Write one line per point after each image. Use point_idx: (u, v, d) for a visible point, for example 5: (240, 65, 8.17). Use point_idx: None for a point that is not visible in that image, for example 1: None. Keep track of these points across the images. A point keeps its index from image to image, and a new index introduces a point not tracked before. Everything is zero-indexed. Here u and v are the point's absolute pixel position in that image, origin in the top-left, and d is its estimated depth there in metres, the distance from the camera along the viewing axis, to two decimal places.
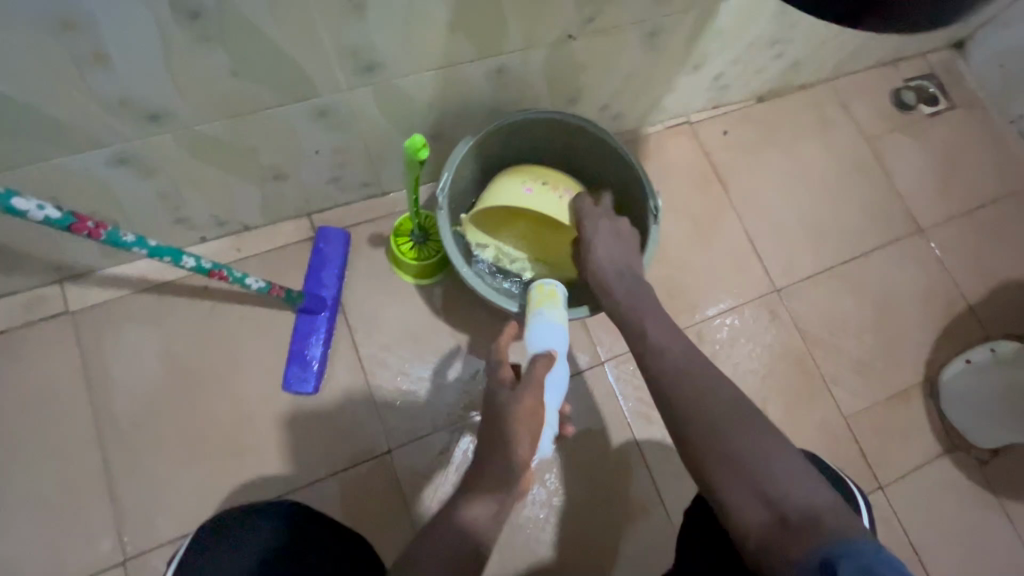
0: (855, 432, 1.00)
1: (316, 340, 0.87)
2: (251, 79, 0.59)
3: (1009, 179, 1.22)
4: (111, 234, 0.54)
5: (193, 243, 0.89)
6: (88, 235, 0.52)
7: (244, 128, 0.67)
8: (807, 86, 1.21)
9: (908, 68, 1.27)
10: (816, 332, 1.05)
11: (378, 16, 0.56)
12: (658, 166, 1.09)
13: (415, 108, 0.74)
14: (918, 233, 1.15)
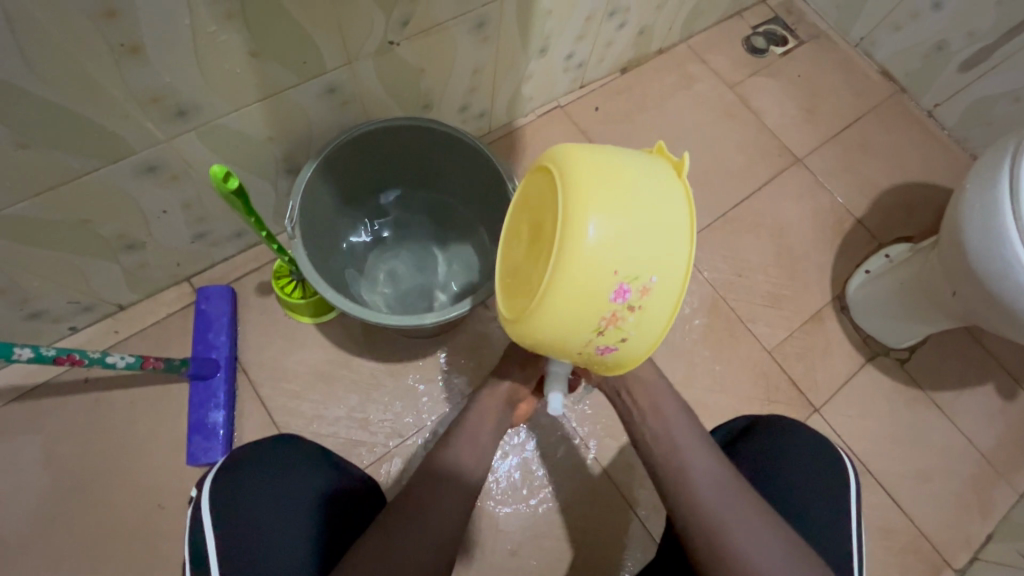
0: (781, 362, 1.02)
1: (216, 405, 0.82)
2: (47, 148, 0.56)
3: (866, 96, 1.30)
4: None
5: (63, 335, 0.83)
6: None
7: (65, 202, 0.63)
8: (664, 51, 1.26)
9: (753, 15, 1.34)
10: (724, 277, 1.07)
11: (163, 56, 0.54)
12: (539, 153, 1.10)
13: (255, 145, 0.72)
14: (796, 163, 1.20)
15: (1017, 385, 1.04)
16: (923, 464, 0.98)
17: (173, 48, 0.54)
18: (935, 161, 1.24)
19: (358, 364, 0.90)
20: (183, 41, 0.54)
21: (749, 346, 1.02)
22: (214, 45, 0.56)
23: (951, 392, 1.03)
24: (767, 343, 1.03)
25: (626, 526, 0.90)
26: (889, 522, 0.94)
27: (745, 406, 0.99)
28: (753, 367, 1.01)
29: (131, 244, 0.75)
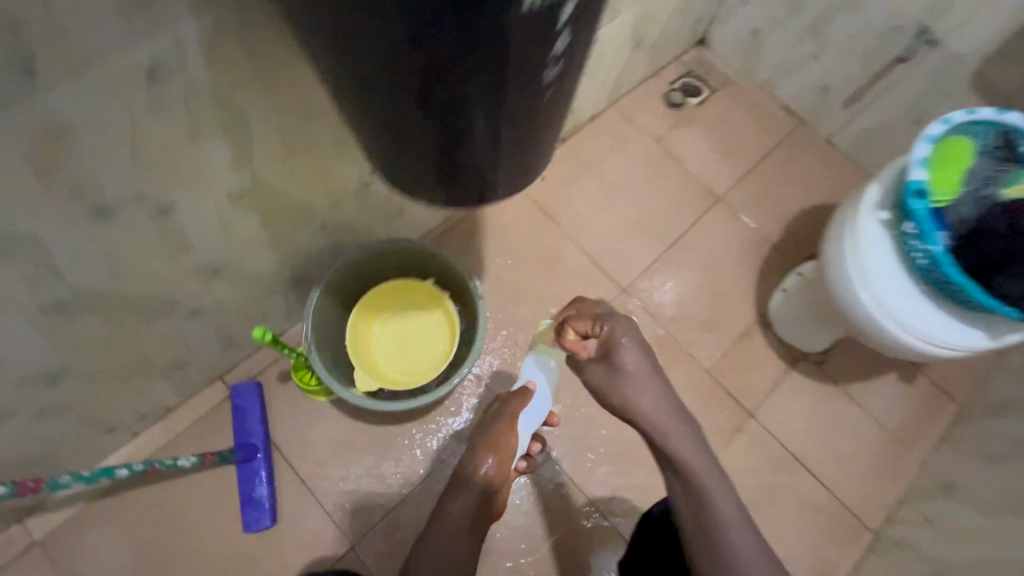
0: (718, 377, 1.23)
1: (260, 481, 1.01)
2: (121, 319, 0.75)
3: (773, 132, 1.51)
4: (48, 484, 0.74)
5: (127, 440, 1.01)
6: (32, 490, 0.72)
7: (131, 350, 0.82)
8: (596, 116, 1.46)
9: (670, 72, 1.55)
10: (665, 311, 1.28)
11: (201, 244, 0.73)
12: (498, 225, 1.31)
13: (268, 277, 0.91)
14: (718, 201, 1.42)
15: (917, 370, 1.26)
16: (842, 447, 1.19)
17: (208, 237, 0.73)
18: (836, 182, 1.46)
19: (370, 429, 1.09)
20: (215, 231, 0.73)
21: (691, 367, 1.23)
22: (237, 227, 0.75)
23: (861, 382, 1.24)
24: (706, 362, 1.24)
25: (604, 532, 1.10)
26: (819, 499, 1.15)
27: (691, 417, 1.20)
28: (696, 384, 1.22)
29: (178, 364, 0.93)
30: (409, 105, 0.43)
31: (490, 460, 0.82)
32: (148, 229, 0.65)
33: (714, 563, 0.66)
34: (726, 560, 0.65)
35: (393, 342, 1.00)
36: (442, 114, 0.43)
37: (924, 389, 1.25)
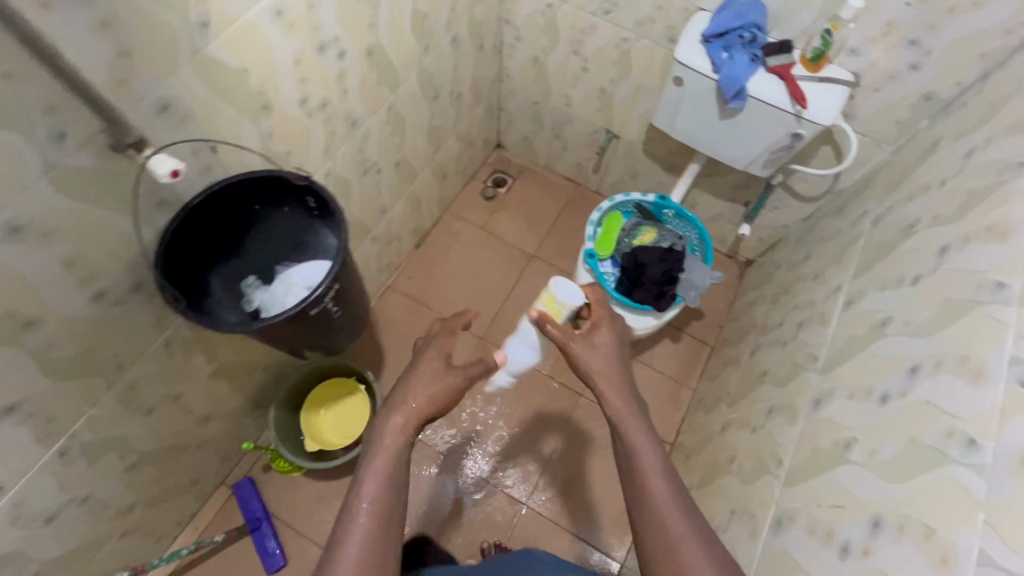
0: (557, 376, 1.82)
1: (269, 538, 1.51)
2: (161, 462, 1.26)
3: (562, 196, 2.18)
4: (147, 567, 1.28)
5: (172, 542, 1.49)
6: (140, 572, 1.26)
7: (168, 479, 1.32)
8: (437, 221, 2.08)
9: (482, 174, 2.20)
10: (511, 343, 1.87)
11: (198, 406, 1.26)
12: (387, 319, 1.89)
13: (240, 408, 1.44)
14: (533, 256, 2.05)
15: (680, 331, 1.93)
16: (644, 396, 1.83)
17: (201, 401, 1.26)
18: None
19: (334, 484, 1.61)
20: (204, 397, 1.26)
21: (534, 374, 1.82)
22: (215, 389, 1.28)
23: (648, 352, 1.89)
24: (546, 369, 1.83)
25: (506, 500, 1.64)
26: None
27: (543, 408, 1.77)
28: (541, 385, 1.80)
29: (195, 480, 1.44)
30: (286, 340, 0.98)
31: (416, 389, 0.91)
32: (170, 411, 1.17)
33: (625, 452, 0.84)
34: (632, 455, 0.83)
35: (335, 419, 1.52)
36: (299, 332, 0.97)
37: (688, 344, 1.91)
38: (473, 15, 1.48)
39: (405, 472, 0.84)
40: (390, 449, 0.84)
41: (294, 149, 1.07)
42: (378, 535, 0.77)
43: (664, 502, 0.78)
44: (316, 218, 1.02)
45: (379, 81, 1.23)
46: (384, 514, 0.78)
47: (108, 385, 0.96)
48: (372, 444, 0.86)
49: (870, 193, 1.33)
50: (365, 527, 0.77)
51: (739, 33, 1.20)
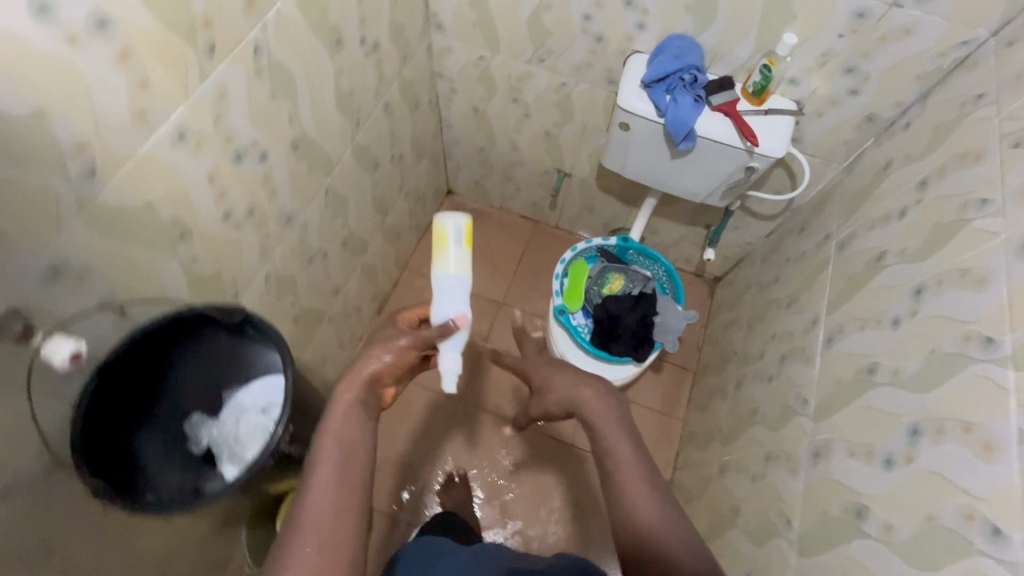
0: (544, 430, 1.74)
1: None
2: None
3: (522, 236, 2.11)
4: None
5: None
6: None
7: None
8: (397, 281, 1.97)
9: (437, 224, 2.11)
10: (491, 401, 1.77)
11: (155, 552, 1.12)
12: None
13: (206, 536, 1.30)
14: (502, 304, 1.98)
15: (661, 361, 1.88)
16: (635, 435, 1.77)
17: (158, 546, 1.12)
18: None
19: None
20: (161, 541, 1.12)
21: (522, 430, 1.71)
22: (173, 529, 1.15)
23: (632, 388, 1.84)
24: (532, 423, 1.76)
25: None
26: None
27: (506, 444, 1.72)
28: (527, 440, 1.72)
29: None
30: (244, 491, 0.88)
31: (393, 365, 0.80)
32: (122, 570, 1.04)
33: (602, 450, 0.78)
34: (608, 450, 0.77)
35: None
36: (256, 482, 0.87)
37: (670, 372, 1.88)
38: (402, 78, 1.40)
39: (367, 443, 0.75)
40: (352, 414, 0.75)
41: (223, 266, 0.97)
42: (339, 511, 0.68)
43: (643, 493, 0.72)
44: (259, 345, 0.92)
45: (310, 170, 1.13)
46: (343, 484, 0.69)
47: None
48: (335, 406, 0.76)
49: (829, 214, 1.32)
50: (320, 505, 0.67)
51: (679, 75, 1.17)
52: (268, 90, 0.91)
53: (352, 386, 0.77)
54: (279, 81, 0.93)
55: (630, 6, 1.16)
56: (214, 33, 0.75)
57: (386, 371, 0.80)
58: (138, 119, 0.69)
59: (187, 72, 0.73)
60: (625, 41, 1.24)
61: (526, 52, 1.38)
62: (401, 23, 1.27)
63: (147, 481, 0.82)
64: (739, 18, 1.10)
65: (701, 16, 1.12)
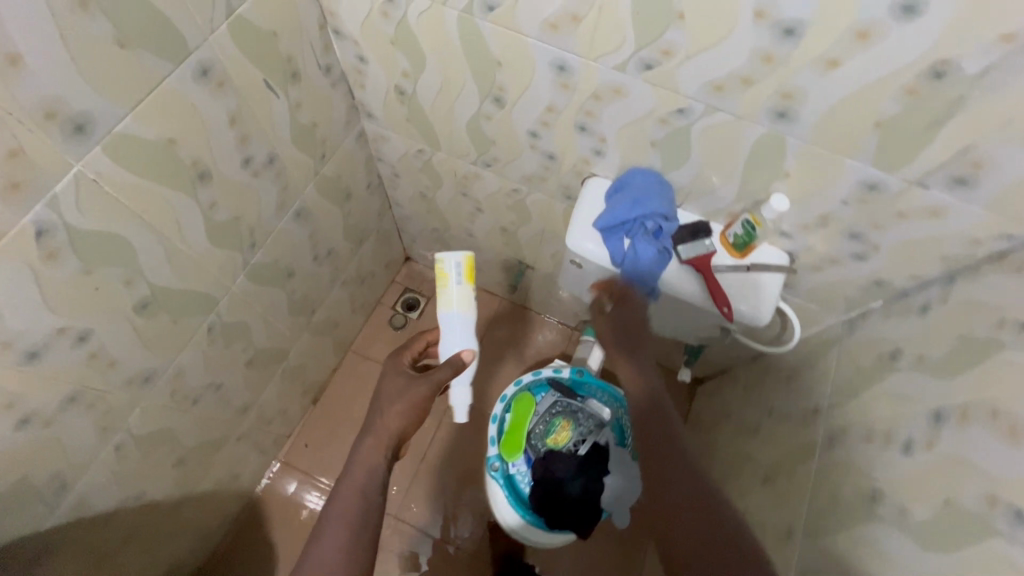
0: (483, 559, 1.51)
1: None
2: None
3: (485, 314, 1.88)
4: None
5: None
6: None
7: None
8: (339, 365, 1.76)
9: (390, 296, 1.88)
10: (425, 518, 1.55)
11: None
12: (278, 505, 1.59)
13: None
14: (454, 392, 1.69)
15: None
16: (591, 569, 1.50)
17: None
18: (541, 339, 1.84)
19: None
20: None
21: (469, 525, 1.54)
22: None
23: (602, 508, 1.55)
24: (470, 547, 1.52)
25: None
26: None
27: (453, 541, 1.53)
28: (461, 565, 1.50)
29: None
30: None
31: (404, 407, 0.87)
32: None
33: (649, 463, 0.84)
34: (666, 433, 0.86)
35: None
36: None
37: None
38: (321, 177, 1.17)
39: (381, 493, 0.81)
40: (366, 471, 0.82)
41: (29, 471, 0.76)
42: (348, 561, 0.74)
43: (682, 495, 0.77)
44: None
45: (175, 320, 0.91)
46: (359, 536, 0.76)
47: None
48: (354, 456, 0.84)
49: (822, 378, 1.08)
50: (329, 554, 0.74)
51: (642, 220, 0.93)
52: (78, 267, 0.70)
53: (370, 440, 0.85)
54: (94, 252, 0.71)
55: (584, 131, 0.92)
56: None
57: (399, 425, 0.86)
58: None
59: None
60: (581, 164, 1.00)
61: (470, 154, 1.15)
62: (311, 124, 1.04)
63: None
64: (718, 165, 0.85)
65: (672, 154, 0.88)
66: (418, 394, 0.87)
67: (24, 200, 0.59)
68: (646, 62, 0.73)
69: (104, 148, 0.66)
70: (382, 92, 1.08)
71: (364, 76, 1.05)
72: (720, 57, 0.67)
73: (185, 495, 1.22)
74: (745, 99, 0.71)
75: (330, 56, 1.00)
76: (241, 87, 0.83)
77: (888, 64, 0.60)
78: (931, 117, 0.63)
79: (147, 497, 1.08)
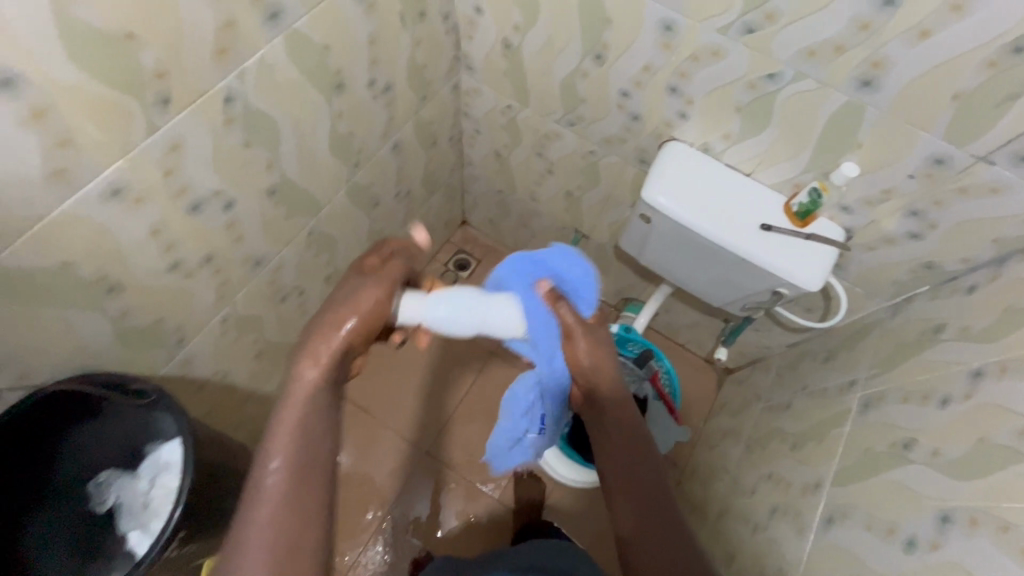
0: (508, 505, 1.54)
1: None
2: None
3: None
4: None
5: None
6: None
7: None
8: (389, 310, 1.86)
9: (443, 254, 1.98)
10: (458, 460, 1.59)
11: None
12: None
13: None
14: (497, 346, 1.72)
15: None
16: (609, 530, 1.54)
17: None
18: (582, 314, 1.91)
19: None
20: None
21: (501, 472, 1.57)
22: None
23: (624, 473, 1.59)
24: (496, 493, 1.56)
25: None
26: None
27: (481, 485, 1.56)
28: (488, 510, 1.54)
29: None
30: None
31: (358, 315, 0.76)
32: None
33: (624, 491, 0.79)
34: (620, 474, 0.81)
35: None
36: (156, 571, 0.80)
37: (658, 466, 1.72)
38: (419, 118, 1.29)
39: (326, 415, 0.70)
40: (308, 396, 0.71)
41: (166, 315, 0.88)
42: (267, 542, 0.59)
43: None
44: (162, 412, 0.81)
45: (289, 214, 1.03)
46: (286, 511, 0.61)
47: None
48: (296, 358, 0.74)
49: (861, 357, 1.15)
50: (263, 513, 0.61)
51: (569, 355, 0.89)
52: (241, 138, 0.81)
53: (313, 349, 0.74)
54: (255, 127, 0.82)
55: (673, 92, 1.02)
56: (167, 86, 0.66)
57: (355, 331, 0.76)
58: (53, 179, 0.60)
59: (130, 126, 0.64)
60: (663, 127, 1.10)
61: (556, 112, 1.25)
62: (424, 64, 1.16)
63: (32, 567, 0.79)
64: (795, 132, 0.94)
65: (753, 120, 0.97)
66: (377, 297, 0.79)
67: (229, 65, 0.72)
68: (749, 26, 0.83)
69: (285, 38, 0.78)
70: (489, 45, 1.19)
71: (476, 28, 1.16)
72: (819, 24, 0.78)
73: (251, 391, 1.32)
74: (834, 67, 0.81)
75: (451, 5, 1.13)
76: (384, 14, 0.95)
77: (970, 38, 0.70)
78: (1008, 91, 0.72)
79: (226, 379, 1.18)
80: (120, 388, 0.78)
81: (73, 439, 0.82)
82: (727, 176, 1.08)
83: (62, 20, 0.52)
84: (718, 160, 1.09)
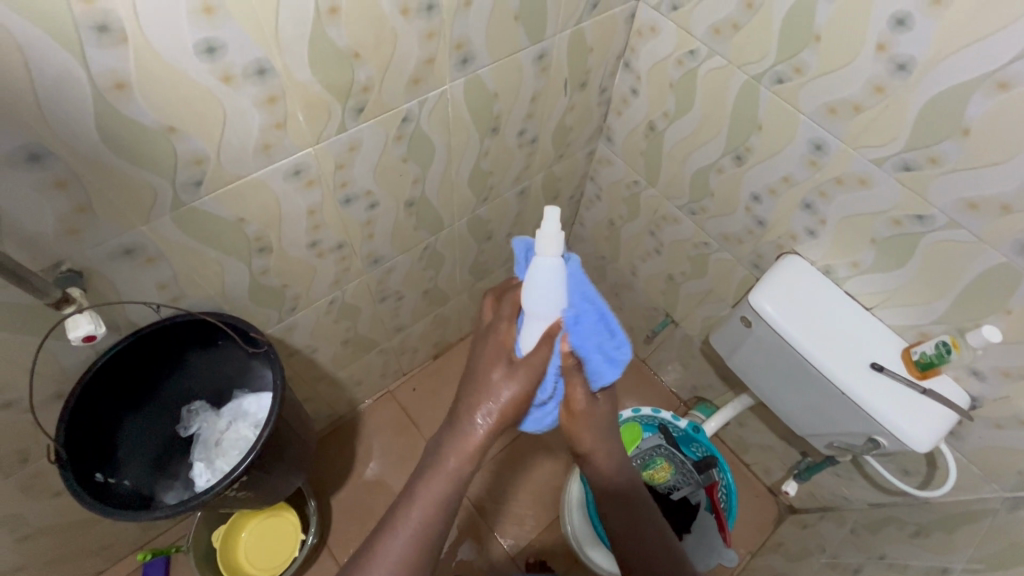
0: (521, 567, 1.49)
1: None
2: (63, 537, 1.13)
3: None
4: None
5: None
6: None
7: (65, 554, 1.18)
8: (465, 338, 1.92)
9: None
10: (484, 503, 1.56)
11: None
12: (372, 425, 1.74)
13: None
14: None
15: None
16: None
17: None
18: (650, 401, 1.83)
19: None
20: None
21: (524, 531, 1.53)
22: None
23: None
24: (512, 550, 1.51)
25: None
26: None
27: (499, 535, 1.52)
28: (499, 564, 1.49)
29: (103, 546, 1.26)
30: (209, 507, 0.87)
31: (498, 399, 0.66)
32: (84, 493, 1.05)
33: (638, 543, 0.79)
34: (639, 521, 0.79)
35: (269, 531, 1.36)
36: (213, 504, 0.87)
37: None
38: (551, 171, 1.37)
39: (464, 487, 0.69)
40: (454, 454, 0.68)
41: (291, 284, 0.99)
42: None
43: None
44: (264, 362, 0.92)
45: (415, 226, 1.13)
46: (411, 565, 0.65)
47: (15, 467, 0.88)
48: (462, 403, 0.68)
49: (959, 542, 1.01)
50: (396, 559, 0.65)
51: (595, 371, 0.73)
52: (403, 153, 0.92)
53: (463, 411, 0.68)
54: (418, 147, 0.94)
55: (807, 209, 1.01)
56: (367, 99, 0.77)
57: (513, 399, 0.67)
58: (260, 151, 0.72)
59: (328, 122, 0.76)
60: (788, 238, 1.09)
61: (681, 198, 1.28)
62: (570, 126, 1.25)
63: (117, 463, 0.87)
64: (933, 280, 0.90)
65: (889, 256, 0.93)
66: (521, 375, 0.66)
67: (417, 93, 0.83)
68: (907, 163, 0.83)
69: (466, 80, 0.89)
70: (634, 123, 1.26)
71: (628, 106, 1.24)
72: (988, 178, 0.75)
73: (327, 372, 1.41)
74: (995, 225, 0.78)
75: (610, 82, 1.22)
76: (551, 79, 1.06)
77: None
78: None
79: (312, 354, 1.28)
80: (243, 334, 0.87)
81: (189, 364, 0.92)
82: (843, 304, 1.03)
83: (318, 34, 0.65)
84: (839, 286, 1.04)
